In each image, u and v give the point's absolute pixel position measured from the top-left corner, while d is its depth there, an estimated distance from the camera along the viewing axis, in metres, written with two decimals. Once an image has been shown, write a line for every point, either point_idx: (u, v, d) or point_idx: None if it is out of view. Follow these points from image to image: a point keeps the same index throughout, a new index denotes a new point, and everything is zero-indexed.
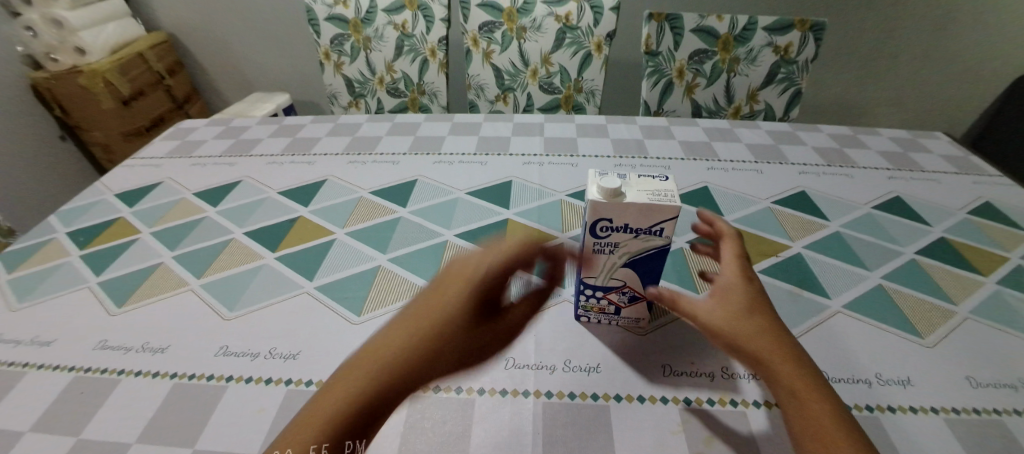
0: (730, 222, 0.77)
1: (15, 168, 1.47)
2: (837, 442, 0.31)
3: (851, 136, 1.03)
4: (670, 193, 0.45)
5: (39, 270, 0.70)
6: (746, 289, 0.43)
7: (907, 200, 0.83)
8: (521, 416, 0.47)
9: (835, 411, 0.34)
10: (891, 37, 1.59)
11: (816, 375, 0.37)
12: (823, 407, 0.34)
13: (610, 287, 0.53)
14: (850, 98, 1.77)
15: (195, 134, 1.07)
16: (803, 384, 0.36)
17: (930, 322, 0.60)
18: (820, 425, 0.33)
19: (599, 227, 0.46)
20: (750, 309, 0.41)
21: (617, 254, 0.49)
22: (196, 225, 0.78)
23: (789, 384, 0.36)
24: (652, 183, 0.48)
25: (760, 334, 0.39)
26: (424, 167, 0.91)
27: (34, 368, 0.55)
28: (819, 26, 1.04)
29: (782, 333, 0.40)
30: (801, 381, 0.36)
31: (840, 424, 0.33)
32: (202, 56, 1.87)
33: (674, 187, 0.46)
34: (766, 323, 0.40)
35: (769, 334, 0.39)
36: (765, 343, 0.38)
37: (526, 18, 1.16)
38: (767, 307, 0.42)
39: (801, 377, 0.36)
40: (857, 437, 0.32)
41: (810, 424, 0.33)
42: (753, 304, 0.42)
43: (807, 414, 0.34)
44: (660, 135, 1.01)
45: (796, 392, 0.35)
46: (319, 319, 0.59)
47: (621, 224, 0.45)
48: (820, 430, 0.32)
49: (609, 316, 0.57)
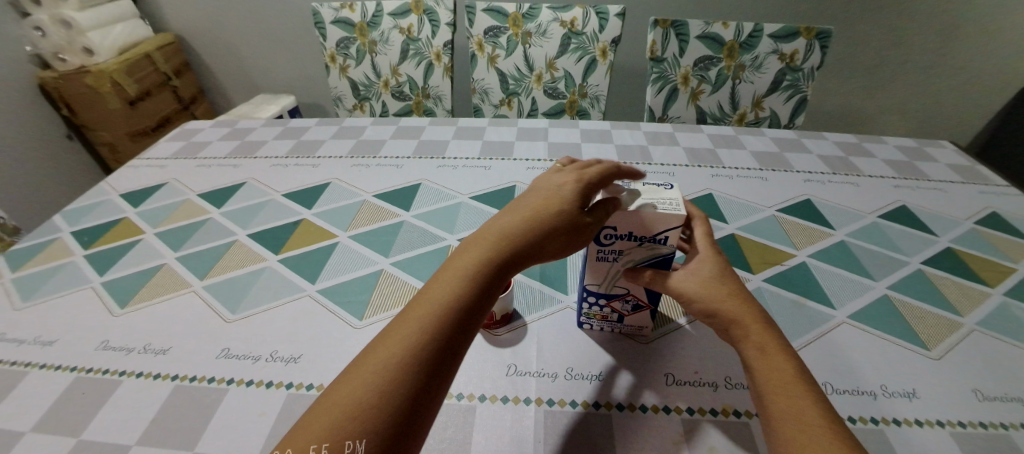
0: (734, 229, 0.76)
1: (21, 167, 1.48)
2: (794, 393, 0.38)
3: (856, 144, 1.02)
4: (674, 202, 0.47)
5: (43, 269, 0.71)
6: (715, 263, 0.49)
7: (913, 209, 0.82)
8: (523, 424, 0.47)
9: (793, 366, 0.40)
10: (896, 45, 1.59)
11: (777, 334, 0.43)
12: (783, 363, 0.40)
13: (614, 295, 0.52)
14: (855, 105, 1.76)
15: (201, 135, 1.08)
16: (769, 346, 0.42)
17: (935, 333, 0.59)
18: (780, 379, 0.39)
19: (604, 235, 0.47)
20: (720, 282, 0.47)
21: (621, 262, 0.49)
22: (199, 226, 0.78)
23: (756, 348, 0.42)
24: (656, 192, 0.49)
25: (730, 305, 0.45)
26: (428, 170, 0.91)
27: (36, 368, 0.55)
28: (825, 34, 1.04)
29: (748, 295, 0.46)
30: (766, 343, 0.42)
31: (798, 376, 0.40)
32: (208, 57, 1.88)
33: (678, 197, 0.47)
34: (734, 294, 0.46)
35: (738, 298, 0.46)
36: (734, 312, 0.44)
37: (531, 23, 1.16)
38: (733, 278, 0.48)
39: (766, 340, 0.42)
40: (809, 386, 0.39)
41: (772, 379, 0.39)
42: (722, 277, 0.47)
43: (770, 371, 0.40)
44: (664, 141, 1.01)
45: (761, 353, 0.41)
46: (321, 323, 0.59)
47: (625, 232, 0.46)
48: (780, 383, 0.39)
49: (612, 324, 0.57)
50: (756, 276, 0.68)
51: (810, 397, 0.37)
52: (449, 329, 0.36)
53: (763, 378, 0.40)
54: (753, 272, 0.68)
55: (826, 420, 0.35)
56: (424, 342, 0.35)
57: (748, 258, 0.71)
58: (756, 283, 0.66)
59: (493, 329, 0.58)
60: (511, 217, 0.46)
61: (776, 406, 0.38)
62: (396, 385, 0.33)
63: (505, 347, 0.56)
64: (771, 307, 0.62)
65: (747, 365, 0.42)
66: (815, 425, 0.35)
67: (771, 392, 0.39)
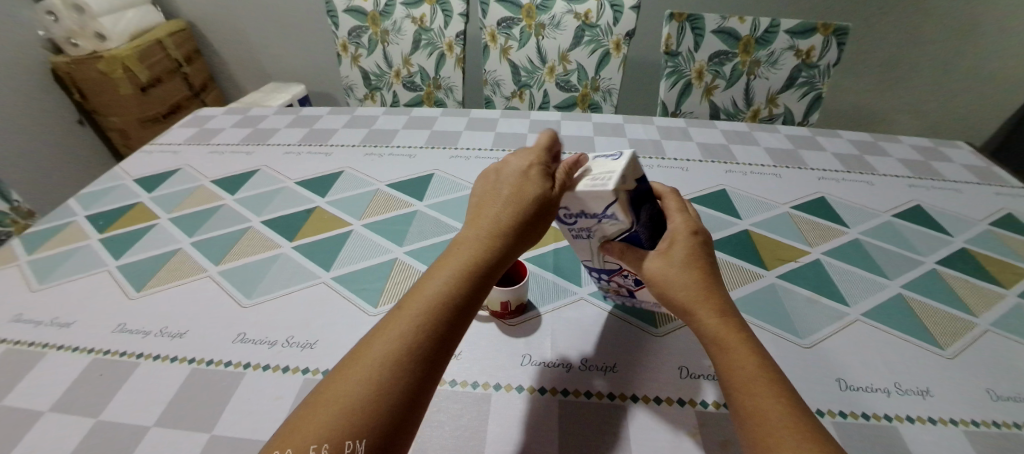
0: (748, 226, 0.76)
1: (34, 151, 1.49)
2: (761, 387, 0.36)
3: (871, 142, 1.01)
4: (611, 174, 0.43)
5: (60, 252, 0.71)
6: (687, 244, 0.46)
7: (927, 209, 0.82)
8: (536, 413, 0.47)
9: (760, 359, 0.39)
10: (913, 44, 1.57)
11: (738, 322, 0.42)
12: (751, 358, 0.39)
13: (612, 270, 0.53)
14: (868, 104, 1.75)
15: (213, 122, 1.08)
16: (735, 339, 0.40)
17: (949, 332, 0.59)
18: (749, 374, 0.37)
19: (564, 215, 0.48)
20: (690, 264, 0.45)
21: (594, 239, 0.49)
22: (213, 212, 0.79)
23: (722, 341, 0.40)
24: (608, 165, 0.45)
25: (696, 292, 0.43)
26: (441, 161, 0.91)
27: (54, 349, 0.55)
28: (842, 30, 1.03)
29: (711, 281, 0.44)
30: (733, 336, 0.40)
31: (764, 368, 0.38)
32: (218, 45, 1.88)
33: (619, 168, 0.43)
34: (703, 279, 0.44)
35: (699, 284, 0.43)
36: (700, 302, 0.42)
37: (545, 14, 1.15)
38: (704, 263, 0.45)
39: (733, 333, 0.40)
40: (778, 380, 0.38)
41: (739, 376, 0.38)
42: (693, 258, 0.45)
43: (737, 367, 0.38)
44: (677, 136, 1.00)
45: (728, 348, 0.40)
46: (335, 310, 0.59)
47: (578, 211, 0.46)
48: (749, 381, 0.37)
49: (628, 298, 0.58)
50: (769, 272, 0.67)
51: (781, 394, 0.36)
52: (447, 322, 0.35)
53: (730, 375, 0.38)
54: (767, 268, 0.68)
55: (795, 416, 0.34)
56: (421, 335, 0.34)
57: (762, 254, 0.70)
58: (769, 279, 0.66)
59: (506, 319, 0.58)
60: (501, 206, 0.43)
61: (745, 404, 0.36)
62: (394, 381, 0.31)
63: (518, 338, 0.56)
64: (784, 303, 0.62)
65: (713, 359, 0.40)
66: (785, 424, 0.34)
67: (740, 389, 0.37)
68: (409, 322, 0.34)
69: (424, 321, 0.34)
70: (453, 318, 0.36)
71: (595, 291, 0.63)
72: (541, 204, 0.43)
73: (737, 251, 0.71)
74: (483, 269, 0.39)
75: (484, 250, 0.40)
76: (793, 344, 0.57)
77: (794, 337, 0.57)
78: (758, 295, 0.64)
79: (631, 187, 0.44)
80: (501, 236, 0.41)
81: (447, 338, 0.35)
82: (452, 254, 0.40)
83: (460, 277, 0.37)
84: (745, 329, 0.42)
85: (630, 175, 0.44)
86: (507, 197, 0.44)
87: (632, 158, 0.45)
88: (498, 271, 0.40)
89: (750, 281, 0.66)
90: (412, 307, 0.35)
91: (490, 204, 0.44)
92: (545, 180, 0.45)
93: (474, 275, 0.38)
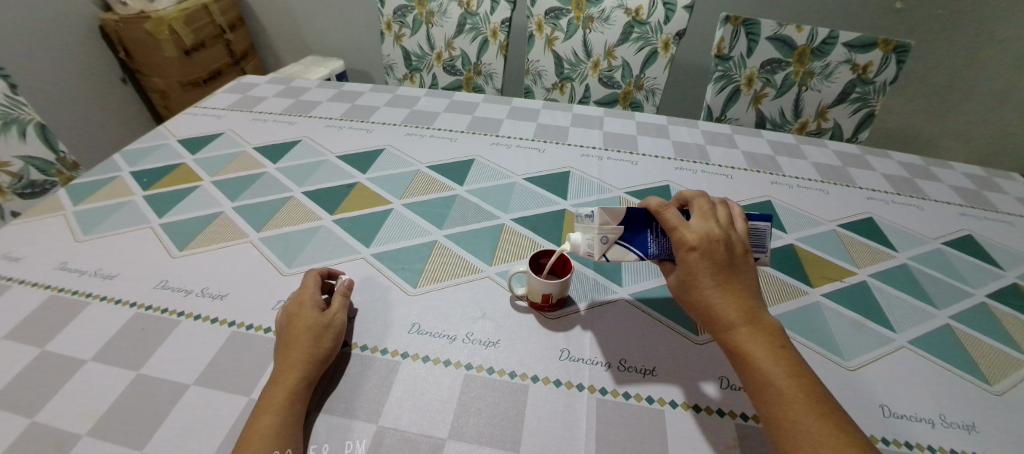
0: (794, 240, 0.74)
1: (77, 107, 1.53)
2: (784, 398, 0.37)
3: (923, 166, 0.98)
4: (591, 240, 0.50)
5: (106, 204, 0.73)
6: (689, 260, 0.44)
7: (978, 239, 0.78)
8: (575, 409, 0.46)
9: (785, 365, 0.39)
10: (973, 68, 1.51)
11: (762, 323, 0.42)
12: (774, 366, 0.39)
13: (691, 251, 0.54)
14: (917, 125, 1.69)
15: (256, 90, 1.08)
16: (759, 345, 0.40)
17: (998, 369, 0.56)
18: (771, 383, 0.38)
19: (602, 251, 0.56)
20: (702, 280, 0.44)
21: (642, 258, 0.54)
22: (256, 179, 0.79)
23: (743, 351, 0.41)
24: (587, 224, 0.50)
25: (715, 306, 0.43)
26: (482, 147, 0.90)
27: (97, 299, 0.56)
28: (904, 47, 0.98)
29: (733, 286, 0.43)
30: (756, 343, 0.40)
31: (787, 373, 0.39)
32: (263, 16, 1.90)
33: (594, 234, 0.49)
34: (720, 293, 0.43)
35: (720, 291, 0.43)
36: (721, 314, 0.42)
37: (595, 7, 1.13)
38: (722, 271, 0.43)
39: (759, 338, 0.41)
40: (803, 383, 0.38)
41: (764, 384, 0.39)
42: (699, 274, 0.44)
43: (761, 376, 0.39)
44: (722, 143, 0.98)
45: (750, 358, 0.40)
46: (376, 288, 0.59)
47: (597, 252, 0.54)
48: (772, 389, 0.38)
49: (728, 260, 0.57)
50: (814, 290, 0.65)
51: (806, 399, 0.37)
52: (288, 422, 0.41)
53: (754, 381, 0.39)
54: (812, 285, 0.66)
55: (821, 421, 0.36)
56: (273, 438, 0.39)
57: (807, 271, 0.68)
58: (814, 297, 0.64)
59: (546, 312, 0.57)
60: (286, 331, 0.48)
61: (767, 410, 0.38)
62: None
63: (557, 332, 0.55)
64: (829, 323, 0.60)
65: (735, 366, 0.41)
66: (807, 430, 0.35)
67: (762, 396, 0.39)
68: (249, 445, 0.38)
69: (270, 429, 0.39)
70: (286, 423, 0.40)
71: (636, 291, 0.62)
72: (320, 324, 0.48)
73: (783, 266, 0.69)
74: (303, 381, 0.44)
75: (294, 368, 0.44)
76: (835, 366, 0.55)
77: (839, 359, 0.55)
78: (802, 312, 0.62)
79: (620, 231, 0.49)
80: (301, 347, 0.46)
81: (287, 436, 0.40)
82: (275, 376, 0.44)
83: (287, 392, 0.42)
84: (774, 331, 0.42)
85: (614, 221, 0.49)
86: (289, 340, 0.47)
87: (603, 213, 0.48)
88: (317, 371, 0.45)
89: (795, 297, 0.64)
90: (263, 420, 0.40)
91: (282, 334, 0.48)
92: (316, 304, 0.50)
93: (296, 382, 0.43)
